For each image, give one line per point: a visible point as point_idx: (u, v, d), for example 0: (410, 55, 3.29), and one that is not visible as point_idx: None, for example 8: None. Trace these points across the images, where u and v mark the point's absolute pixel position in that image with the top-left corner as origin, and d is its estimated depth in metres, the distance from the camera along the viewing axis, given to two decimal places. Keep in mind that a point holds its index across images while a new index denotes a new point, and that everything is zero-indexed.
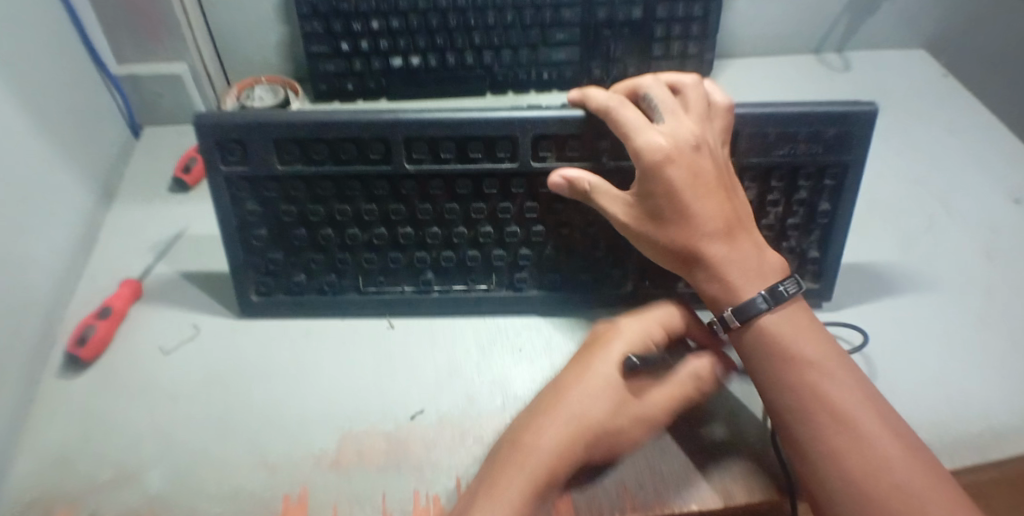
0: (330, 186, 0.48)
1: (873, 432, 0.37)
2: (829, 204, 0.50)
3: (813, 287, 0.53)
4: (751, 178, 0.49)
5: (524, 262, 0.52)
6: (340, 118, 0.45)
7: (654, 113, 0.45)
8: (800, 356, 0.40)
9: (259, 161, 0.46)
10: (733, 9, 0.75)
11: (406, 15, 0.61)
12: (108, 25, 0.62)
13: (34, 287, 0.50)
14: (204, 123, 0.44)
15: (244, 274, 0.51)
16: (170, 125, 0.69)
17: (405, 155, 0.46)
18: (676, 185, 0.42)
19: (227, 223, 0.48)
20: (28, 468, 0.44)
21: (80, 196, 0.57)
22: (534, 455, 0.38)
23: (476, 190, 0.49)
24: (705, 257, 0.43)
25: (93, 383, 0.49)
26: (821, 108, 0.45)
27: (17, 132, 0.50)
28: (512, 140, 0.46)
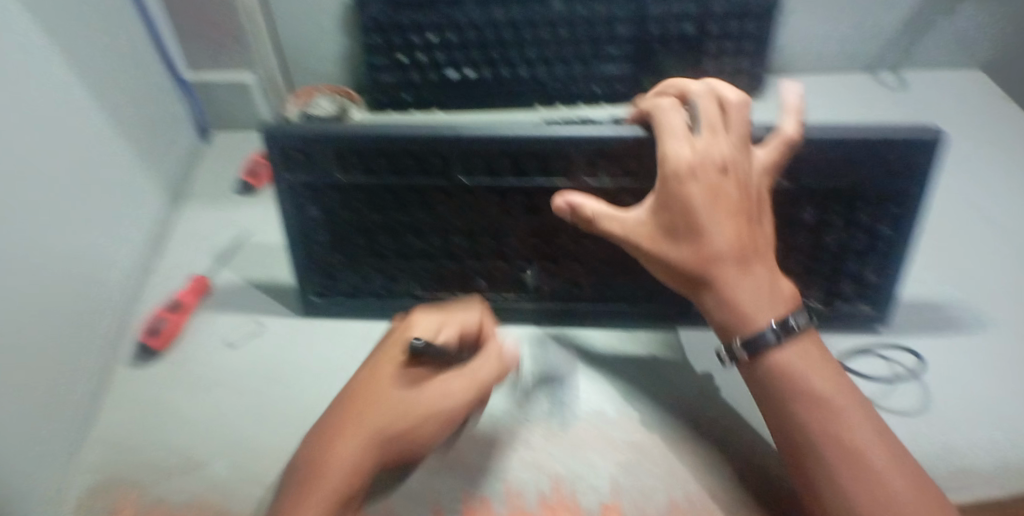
0: (389, 197, 0.49)
1: (882, 471, 0.38)
2: (891, 230, 0.50)
3: (870, 312, 0.54)
4: (811, 203, 0.49)
5: (574, 274, 0.54)
6: (400, 132, 0.45)
7: (694, 125, 0.45)
8: (811, 391, 0.40)
9: (322, 172, 0.46)
10: (786, 25, 0.75)
11: (463, 29, 0.63)
12: (182, 34, 0.66)
13: (109, 282, 0.53)
14: (271, 134, 0.45)
15: (307, 276, 0.53)
16: (236, 130, 0.72)
17: (462, 169, 0.47)
18: (694, 204, 0.42)
19: (291, 229, 0.50)
20: (101, 453, 0.46)
21: (152, 197, 0.60)
22: (329, 475, 0.39)
23: (529, 204, 0.49)
24: (717, 282, 0.43)
25: (160, 373, 0.51)
26: (891, 134, 0.45)
27: (97, 136, 0.53)
28: (569, 158, 0.46)
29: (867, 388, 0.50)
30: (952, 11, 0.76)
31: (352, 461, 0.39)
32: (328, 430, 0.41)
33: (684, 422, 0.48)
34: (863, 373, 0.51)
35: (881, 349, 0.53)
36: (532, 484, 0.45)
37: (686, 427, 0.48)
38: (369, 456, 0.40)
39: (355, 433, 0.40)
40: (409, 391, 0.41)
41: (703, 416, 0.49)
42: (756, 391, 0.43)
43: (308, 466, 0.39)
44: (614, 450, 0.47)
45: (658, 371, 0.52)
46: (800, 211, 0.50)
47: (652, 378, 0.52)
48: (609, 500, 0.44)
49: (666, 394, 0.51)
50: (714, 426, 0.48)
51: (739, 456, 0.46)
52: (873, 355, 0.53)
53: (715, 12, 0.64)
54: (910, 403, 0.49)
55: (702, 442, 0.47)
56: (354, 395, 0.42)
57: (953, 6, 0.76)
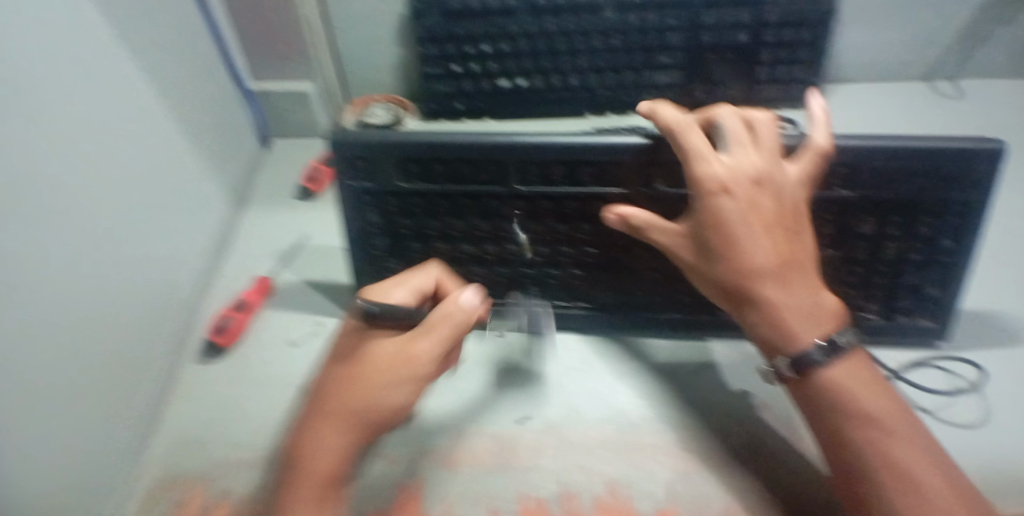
0: (446, 203, 0.50)
1: (935, 495, 0.37)
2: (952, 242, 0.49)
3: (927, 325, 0.52)
4: (869, 214, 0.48)
5: (627, 285, 0.53)
6: (458, 140, 0.47)
7: (722, 144, 0.44)
8: (860, 410, 0.40)
9: (383, 178, 0.48)
10: (840, 34, 0.75)
11: (515, 39, 0.65)
12: (248, 46, 0.68)
13: (178, 282, 0.55)
14: (336, 140, 0.47)
15: (366, 276, 0.55)
16: (295, 138, 0.75)
17: (517, 177, 0.48)
18: (728, 219, 0.41)
19: (352, 231, 0.52)
20: (168, 446, 0.48)
21: (217, 200, 0.63)
22: (313, 452, 0.41)
23: (584, 212, 0.49)
24: (761, 299, 0.42)
25: (227, 370, 0.53)
26: (948, 145, 0.44)
27: (169, 142, 0.56)
28: (624, 166, 0.46)
29: (924, 401, 0.50)
30: (1015, 18, 0.73)
31: (336, 445, 0.41)
32: (308, 424, 0.42)
33: (737, 430, 0.48)
34: (920, 385, 0.51)
35: (940, 361, 0.53)
36: (587, 490, 0.45)
37: (739, 436, 0.48)
38: (346, 427, 0.41)
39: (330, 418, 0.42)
40: (371, 369, 0.43)
41: (760, 424, 0.49)
42: (803, 406, 0.43)
43: (294, 455, 0.41)
44: (670, 458, 0.46)
45: (714, 382, 0.52)
46: (858, 221, 0.49)
47: (706, 388, 0.51)
48: (666, 506, 0.43)
49: (722, 404, 0.50)
50: (766, 433, 0.48)
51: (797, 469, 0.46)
52: (930, 367, 0.53)
53: (768, 21, 0.64)
54: (970, 416, 0.49)
55: (756, 451, 0.47)
56: (325, 388, 0.44)
57: (1016, 12, 0.73)
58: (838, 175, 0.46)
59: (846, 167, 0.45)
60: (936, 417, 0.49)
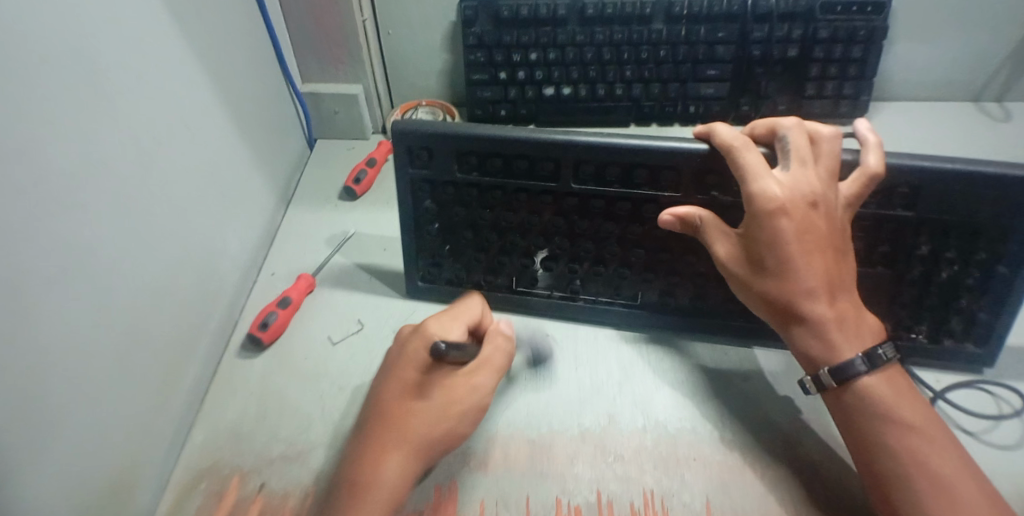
0: (500, 196, 0.51)
1: (972, 503, 0.37)
2: (1010, 269, 0.47)
3: (975, 352, 0.51)
4: (926, 234, 0.47)
5: (673, 284, 0.53)
6: (517, 136, 0.47)
7: (782, 158, 0.43)
8: (900, 417, 0.40)
9: (442, 167, 0.49)
10: (890, 52, 0.74)
11: (563, 48, 0.65)
12: (300, 48, 0.70)
13: (225, 275, 0.56)
14: (400, 129, 0.48)
15: (414, 261, 0.56)
16: (340, 140, 0.76)
17: (572, 175, 0.48)
18: (784, 239, 0.41)
19: (407, 218, 0.53)
20: (207, 437, 0.49)
21: (265, 199, 0.64)
22: (383, 487, 0.41)
23: (634, 212, 0.50)
24: (806, 315, 0.42)
25: (268, 364, 0.54)
26: (1012, 169, 0.43)
27: (222, 139, 0.57)
28: (677, 170, 0.46)
29: (966, 422, 0.49)
30: None
31: (407, 473, 0.42)
32: (373, 449, 0.43)
33: (780, 446, 0.47)
34: (963, 407, 0.50)
35: (983, 384, 0.52)
36: (624, 495, 0.44)
37: (784, 453, 0.47)
38: (416, 463, 0.43)
39: (402, 449, 0.43)
40: (441, 405, 0.44)
41: (803, 442, 0.47)
42: (838, 416, 0.43)
43: (354, 484, 0.42)
44: (710, 470, 0.46)
45: (756, 390, 0.51)
46: (914, 240, 0.48)
47: (747, 397, 0.50)
48: None
49: (765, 415, 0.49)
50: (808, 451, 0.47)
51: (842, 485, 0.45)
52: (975, 389, 0.52)
53: (820, 36, 0.63)
54: (1011, 441, 0.48)
55: (798, 469, 0.46)
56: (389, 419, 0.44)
57: None
58: (902, 195, 0.46)
59: (911, 186, 0.45)
60: (977, 440, 0.48)
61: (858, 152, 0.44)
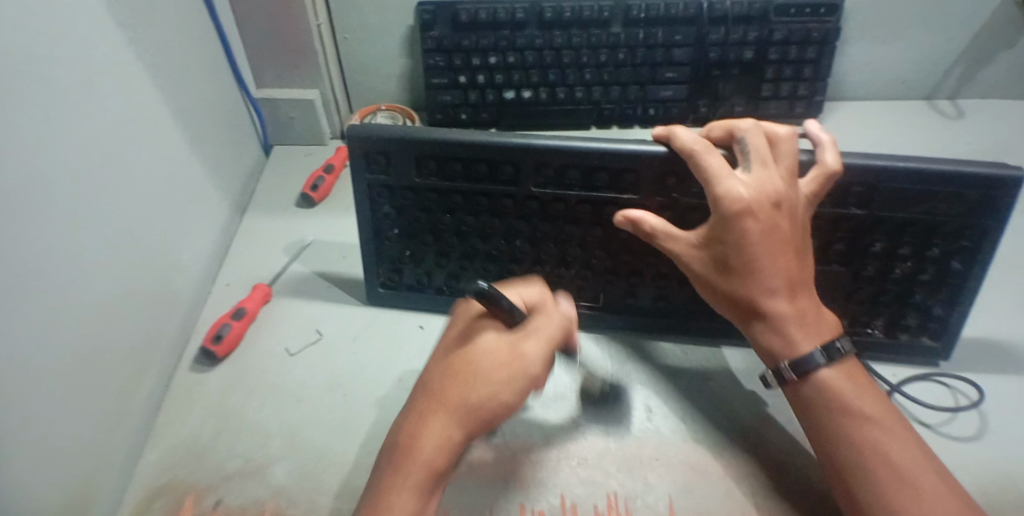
0: (460, 200, 0.50)
1: (928, 489, 0.38)
2: (963, 264, 0.48)
3: (931, 346, 0.52)
4: (881, 232, 0.48)
5: (635, 287, 0.53)
6: (476, 139, 0.47)
7: (743, 160, 0.43)
8: (857, 407, 0.41)
9: (400, 172, 0.48)
10: (843, 52, 0.75)
11: (523, 51, 0.65)
12: (254, 53, 0.69)
13: (178, 287, 0.55)
14: (355, 135, 0.47)
15: (374, 266, 0.55)
16: (298, 146, 0.75)
17: (533, 179, 0.48)
18: (748, 240, 0.41)
19: (365, 224, 0.52)
20: (160, 455, 0.47)
21: (219, 207, 0.62)
22: (419, 450, 0.40)
23: (595, 215, 0.49)
24: (768, 312, 0.43)
25: (224, 377, 0.52)
26: (961, 167, 0.44)
27: (174, 147, 0.55)
28: (637, 173, 0.46)
29: (924, 415, 0.50)
30: (1015, 40, 0.74)
31: (444, 440, 0.40)
32: (420, 412, 0.41)
33: (741, 444, 0.47)
34: (920, 399, 0.51)
35: (941, 378, 0.53)
36: (588, 500, 0.44)
37: (746, 451, 0.47)
38: (454, 427, 0.40)
39: (439, 414, 0.40)
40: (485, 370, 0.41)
41: (764, 439, 0.48)
42: (797, 408, 0.44)
43: (397, 448, 0.40)
44: (673, 471, 0.46)
45: (716, 389, 0.51)
46: (870, 239, 0.48)
47: (708, 398, 0.51)
48: None
49: (726, 415, 0.49)
50: (769, 447, 0.47)
51: (802, 482, 0.45)
52: (933, 382, 0.53)
53: (774, 38, 0.64)
54: (968, 432, 0.49)
55: (759, 468, 0.46)
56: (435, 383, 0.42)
57: (1017, 36, 0.74)
58: (857, 193, 0.46)
59: (865, 185, 0.46)
60: (933, 431, 0.49)
61: (815, 153, 0.45)
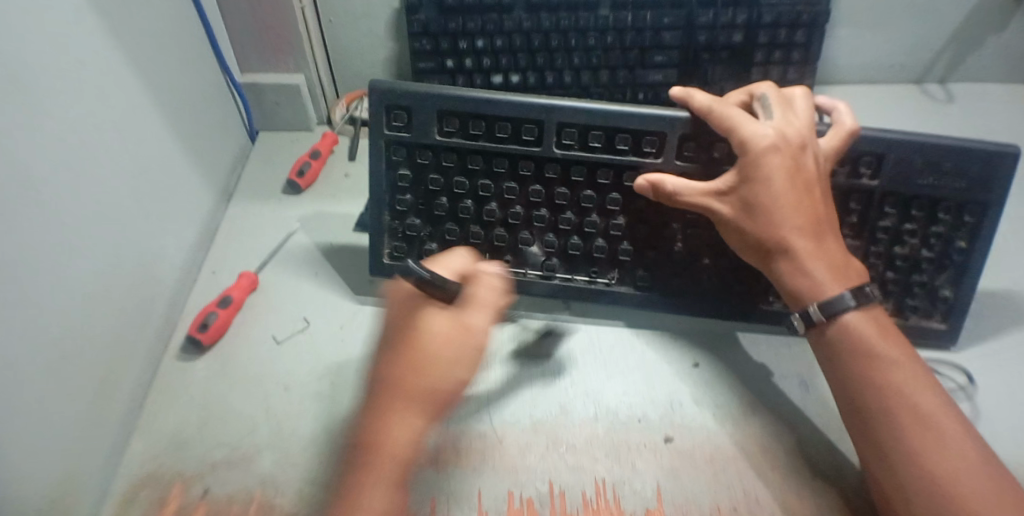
0: (481, 160, 0.52)
1: (949, 432, 0.39)
2: (966, 242, 0.49)
3: (940, 328, 0.52)
4: (890, 204, 0.50)
5: (647, 261, 0.54)
6: (503, 98, 0.49)
7: (766, 110, 0.46)
8: (877, 353, 0.41)
9: (423, 129, 0.50)
10: (834, 35, 0.75)
11: (511, 34, 0.64)
12: (237, 38, 0.67)
13: (162, 276, 0.54)
14: (383, 90, 0.50)
15: (384, 235, 0.55)
16: (284, 133, 0.74)
17: (556, 139, 0.50)
18: (772, 177, 0.43)
19: (380, 184, 0.53)
20: (145, 445, 0.47)
21: (203, 195, 0.62)
22: (391, 444, 0.40)
23: (615, 181, 0.51)
24: (793, 251, 0.43)
25: (210, 366, 0.52)
26: (963, 142, 0.47)
27: (156, 134, 0.55)
28: (658, 136, 0.48)
29: None
30: (1006, 23, 0.74)
31: (416, 434, 0.41)
32: (383, 407, 0.41)
33: (727, 431, 0.48)
34: None
35: (932, 364, 0.52)
36: (575, 486, 0.44)
37: (731, 438, 0.47)
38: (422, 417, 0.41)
39: (406, 411, 0.40)
40: (445, 358, 0.41)
41: (751, 425, 0.48)
42: (821, 353, 0.44)
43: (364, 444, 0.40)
44: (660, 456, 0.46)
45: (701, 378, 0.51)
46: (879, 212, 0.50)
47: (694, 385, 0.51)
48: (654, 506, 0.43)
49: (709, 401, 0.50)
50: (753, 434, 0.48)
51: (786, 468, 0.46)
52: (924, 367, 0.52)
53: (765, 21, 0.64)
54: None
55: (742, 456, 0.46)
56: (392, 377, 0.41)
57: (1009, 19, 0.73)
58: (867, 163, 0.48)
59: (875, 154, 0.48)
60: None
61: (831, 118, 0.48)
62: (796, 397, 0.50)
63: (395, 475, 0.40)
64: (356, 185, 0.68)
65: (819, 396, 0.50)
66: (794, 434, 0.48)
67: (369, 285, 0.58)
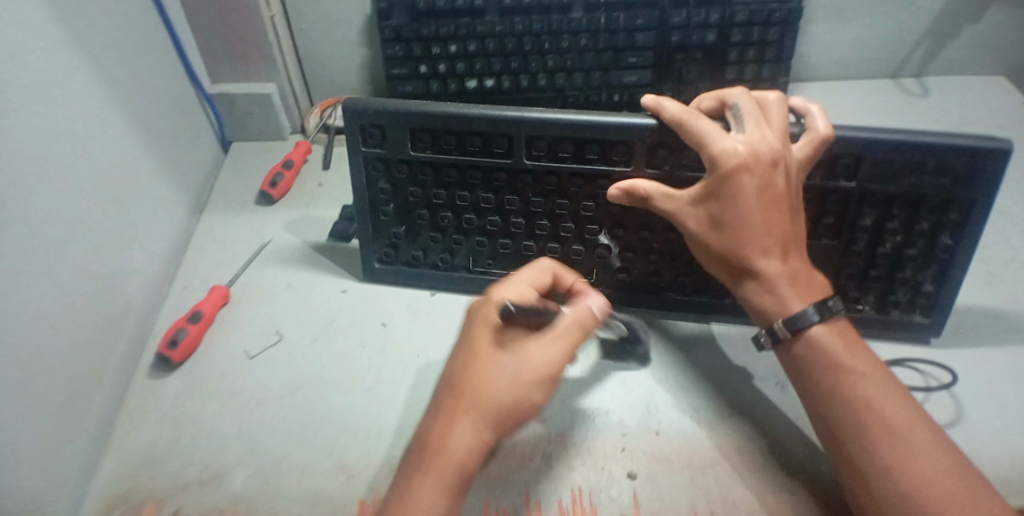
0: (454, 172, 0.51)
1: (923, 446, 0.38)
2: (951, 239, 0.49)
3: (923, 322, 0.52)
4: (870, 203, 0.49)
5: (623, 261, 0.54)
6: (471, 112, 0.48)
7: (738, 121, 0.44)
8: (847, 367, 0.41)
9: (395, 145, 0.50)
10: (808, 33, 0.74)
11: (483, 39, 0.64)
12: (206, 48, 0.67)
13: (132, 293, 0.53)
14: (350, 109, 0.49)
15: (371, 244, 0.56)
16: (257, 142, 0.73)
17: (525, 151, 0.49)
18: (741, 195, 0.42)
19: (361, 199, 0.53)
20: (114, 466, 0.46)
21: (174, 208, 0.61)
22: (449, 453, 0.39)
23: (588, 188, 0.51)
24: (758, 271, 0.43)
25: (181, 383, 0.51)
26: (950, 140, 0.45)
27: (125, 148, 0.54)
28: (628, 145, 0.47)
29: None
30: (980, 16, 0.74)
31: (476, 442, 0.39)
32: (441, 416, 0.40)
33: (705, 432, 0.48)
34: None
35: (913, 363, 0.52)
36: (551, 495, 0.44)
37: (708, 439, 0.47)
38: (484, 429, 0.40)
39: (471, 416, 0.40)
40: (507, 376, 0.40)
41: (729, 428, 0.48)
42: (790, 367, 0.44)
43: (425, 445, 0.40)
44: (635, 460, 0.46)
45: (673, 380, 0.51)
46: (858, 213, 0.49)
47: (672, 385, 0.51)
48: (630, 511, 0.43)
49: (684, 404, 0.49)
50: (727, 433, 0.48)
51: (762, 470, 0.45)
52: (905, 367, 0.52)
53: (737, 20, 0.64)
54: (945, 416, 0.48)
55: (723, 457, 0.46)
56: (460, 380, 0.41)
57: (983, 11, 0.73)
58: (845, 164, 0.47)
59: (853, 157, 0.47)
60: None
61: (805, 121, 0.47)
62: (776, 399, 0.50)
63: (447, 489, 0.38)
64: (331, 194, 0.67)
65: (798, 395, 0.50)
66: (771, 433, 0.48)
67: (343, 294, 0.58)
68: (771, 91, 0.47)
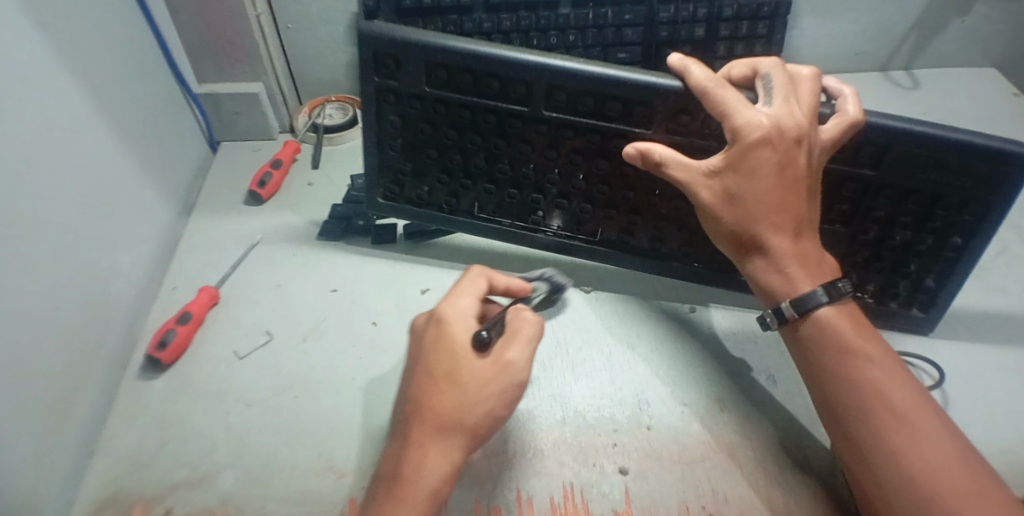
0: (468, 114, 0.50)
1: (928, 432, 0.38)
2: (962, 240, 0.49)
3: (920, 316, 0.53)
4: (887, 195, 0.48)
5: (632, 224, 0.54)
6: (491, 54, 0.46)
7: (766, 95, 0.43)
8: (856, 350, 0.41)
9: (410, 77, 0.49)
10: (796, 26, 0.74)
11: (471, 36, 0.63)
12: (191, 48, 0.66)
13: (119, 295, 0.53)
14: (369, 33, 0.47)
15: (377, 178, 0.56)
16: (245, 142, 0.73)
17: (544, 101, 0.48)
18: (759, 169, 0.41)
19: (370, 133, 0.53)
20: (103, 469, 0.46)
21: (160, 209, 0.61)
22: (421, 479, 0.39)
23: (602, 146, 0.49)
24: (767, 247, 0.43)
25: (169, 384, 0.51)
26: (978, 139, 0.44)
27: (109, 152, 0.54)
28: (649, 106, 0.46)
29: None
30: (968, 9, 0.73)
31: (450, 464, 0.40)
32: (409, 440, 0.40)
33: (698, 425, 0.48)
34: None
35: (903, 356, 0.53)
36: (543, 492, 0.44)
37: (700, 431, 0.47)
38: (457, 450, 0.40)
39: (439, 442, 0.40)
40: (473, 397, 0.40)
41: (720, 423, 0.48)
42: (795, 349, 0.44)
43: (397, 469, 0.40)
44: (627, 456, 0.46)
45: (666, 374, 0.51)
46: (874, 205, 0.49)
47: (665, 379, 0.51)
48: (622, 508, 0.43)
49: (677, 398, 0.50)
50: (717, 426, 0.48)
51: (751, 464, 0.46)
52: None
53: (724, 14, 0.64)
54: None
55: (716, 447, 0.46)
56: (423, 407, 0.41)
57: (972, 4, 0.73)
58: (868, 152, 0.46)
59: (877, 146, 0.45)
60: None
61: (837, 104, 0.45)
62: (766, 393, 0.50)
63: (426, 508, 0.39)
64: (320, 193, 0.67)
65: (788, 389, 0.50)
66: (760, 425, 0.48)
67: (332, 294, 0.58)
68: (805, 68, 0.45)
